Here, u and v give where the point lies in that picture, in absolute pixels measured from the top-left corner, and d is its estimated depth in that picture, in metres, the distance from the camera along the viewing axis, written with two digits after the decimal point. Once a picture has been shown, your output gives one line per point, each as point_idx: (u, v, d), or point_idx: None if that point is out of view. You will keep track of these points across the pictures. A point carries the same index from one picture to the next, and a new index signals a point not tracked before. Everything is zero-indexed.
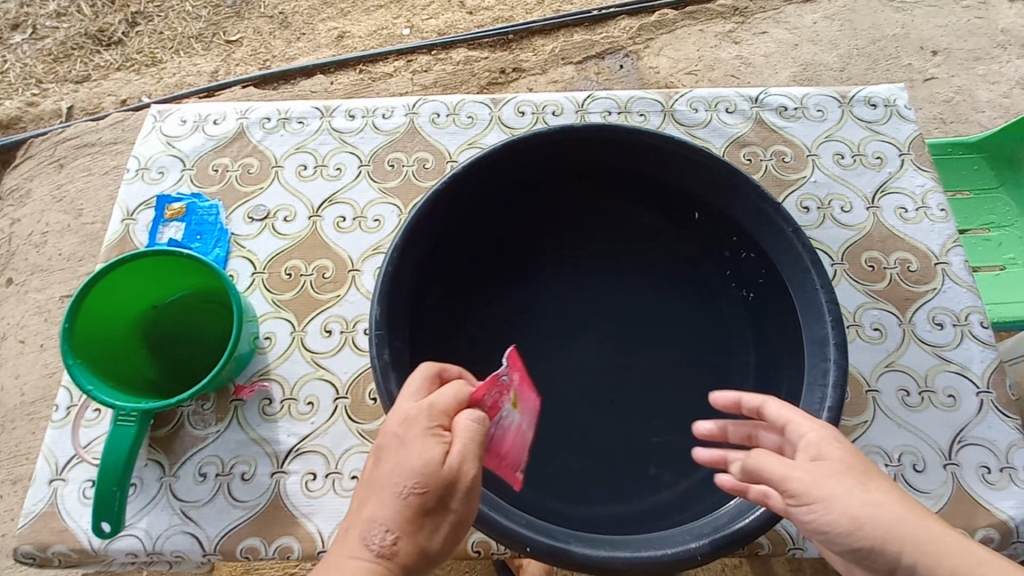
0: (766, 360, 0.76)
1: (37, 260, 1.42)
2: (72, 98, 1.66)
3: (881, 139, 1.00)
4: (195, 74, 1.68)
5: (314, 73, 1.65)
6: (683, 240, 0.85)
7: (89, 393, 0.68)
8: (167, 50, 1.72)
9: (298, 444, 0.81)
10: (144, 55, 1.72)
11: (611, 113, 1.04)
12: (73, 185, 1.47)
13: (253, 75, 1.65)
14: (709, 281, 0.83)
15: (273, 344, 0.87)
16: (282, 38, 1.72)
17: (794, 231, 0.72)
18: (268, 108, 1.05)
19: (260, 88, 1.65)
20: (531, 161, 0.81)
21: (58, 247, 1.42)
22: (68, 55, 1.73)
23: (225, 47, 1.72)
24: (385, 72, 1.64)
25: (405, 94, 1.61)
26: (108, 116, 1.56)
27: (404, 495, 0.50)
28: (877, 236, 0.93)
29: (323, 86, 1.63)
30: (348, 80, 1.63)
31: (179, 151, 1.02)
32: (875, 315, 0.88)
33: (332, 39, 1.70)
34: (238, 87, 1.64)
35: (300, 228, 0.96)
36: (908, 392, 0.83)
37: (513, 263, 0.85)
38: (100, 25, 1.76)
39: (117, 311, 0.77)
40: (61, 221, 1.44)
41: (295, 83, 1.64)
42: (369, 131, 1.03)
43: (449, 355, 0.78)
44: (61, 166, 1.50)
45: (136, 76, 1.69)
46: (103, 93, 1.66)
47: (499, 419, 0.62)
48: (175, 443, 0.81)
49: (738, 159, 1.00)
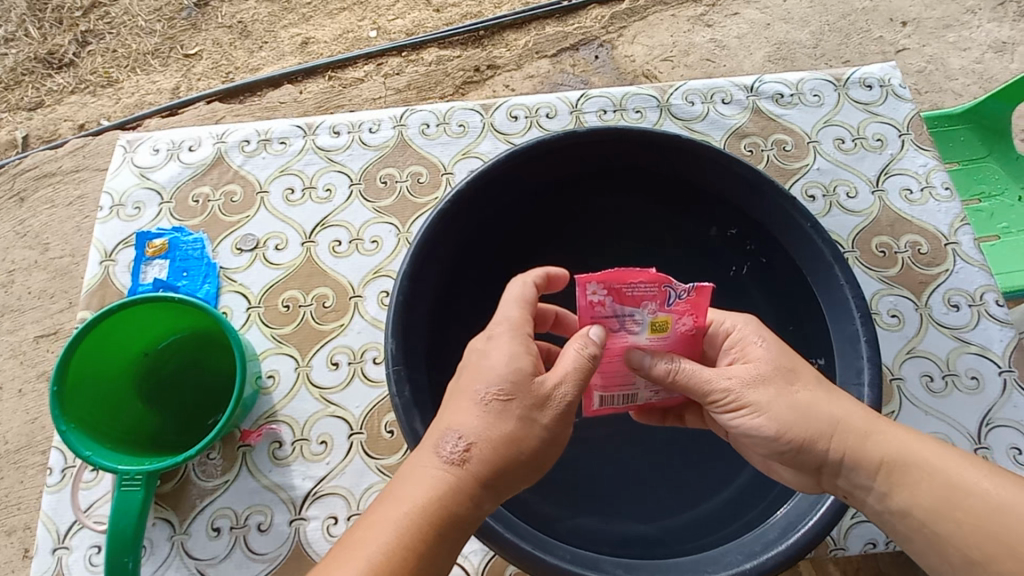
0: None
1: (5, 301, 1.31)
2: (27, 127, 1.57)
3: (880, 121, 0.99)
4: (155, 93, 1.59)
5: (282, 83, 1.56)
6: (697, 242, 0.83)
7: (88, 459, 0.63)
8: (123, 69, 1.63)
9: (315, 487, 0.77)
10: (98, 75, 1.63)
11: (607, 111, 1.01)
12: (36, 219, 1.37)
13: (218, 88, 1.56)
14: (730, 284, 0.81)
15: (277, 383, 0.83)
16: (243, 48, 1.63)
17: (814, 226, 0.71)
18: (246, 129, 0.99)
19: (226, 102, 1.55)
20: (533, 172, 0.78)
21: (27, 284, 1.32)
22: (19, 82, 1.62)
23: (184, 62, 1.63)
24: (356, 77, 1.55)
25: (379, 100, 1.53)
26: (67, 142, 1.46)
27: (486, 402, 0.53)
28: (885, 221, 0.93)
29: (292, 96, 1.54)
30: (317, 88, 1.55)
31: (155, 183, 0.95)
32: (891, 301, 0.87)
33: (296, 46, 1.62)
34: (204, 102, 1.55)
35: (294, 256, 0.91)
36: (932, 377, 0.83)
37: (524, 280, 0.82)
38: (50, 48, 1.66)
39: (110, 364, 0.71)
40: (26, 258, 1.34)
41: (262, 95, 1.55)
42: (357, 147, 0.98)
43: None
44: (21, 200, 1.39)
45: (92, 99, 1.60)
46: (60, 119, 1.57)
47: (623, 316, 0.58)
48: (183, 499, 0.76)
49: (740, 151, 0.98)
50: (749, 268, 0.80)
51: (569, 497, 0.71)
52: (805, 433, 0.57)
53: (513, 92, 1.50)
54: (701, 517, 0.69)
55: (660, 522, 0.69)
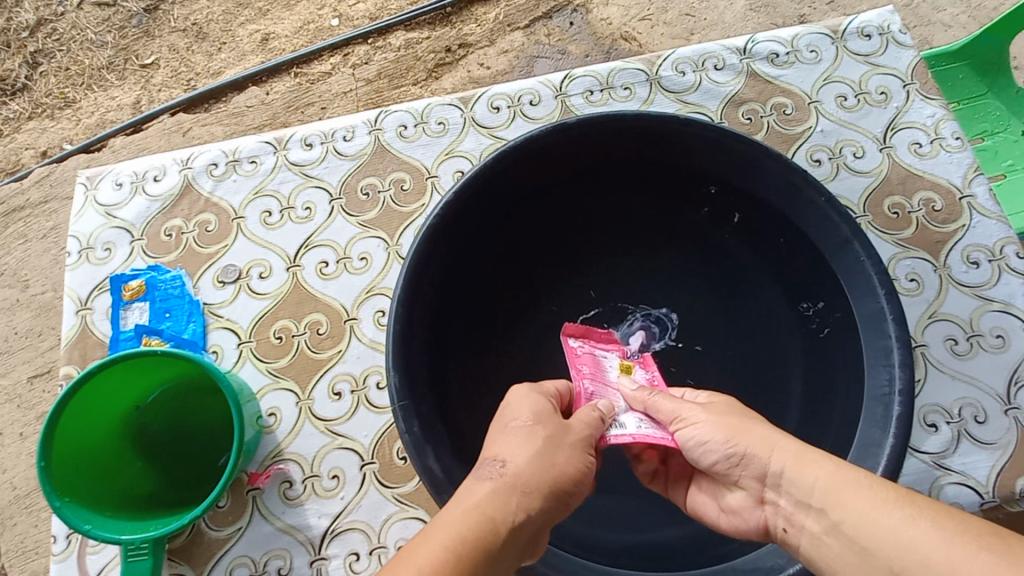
0: (814, 353, 0.72)
1: None
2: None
3: (883, 72, 0.94)
4: (115, 110, 1.50)
5: (246, 86, 1.47)
6: (699, 231, 0.79)
7: (89, 533, 0.60)
8: (79, 88, 1.53)
9: (332, 524, 0.75)
10: (54, 97, 1.53)
11: (594, 91, 0.95)
12: (12, 256, 1.30)
13: (181, 98, 1.46)
14: (738, 275, 0.77)
15: (279, 421, 0.79)
16: (201, 52, 1.52)
17: (828, 200, 0.67)
18: (212, 151, 0.92)
19: (189, 113, 1.46)
20: (522, 174, 0.74)
21: (12, 325, 1.25)
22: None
23: (141, 73, 1.52)
24: (323, 70, 1.44)
25: (349, 93, 1.42)
26: (31, 173, 1.38)
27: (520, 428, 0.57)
28: (895, 179, 0.88)
29: (259, 98, 1.43)
30: (284, 88, 1.45)
31: (123, 221, 0.89)
32: (909, 265, 0.84)
33: (257, 43, 1.49)
34: (168, 115, 1.45)
35: (280, 283, 0.86)
36: (956, 340, 0.80)
37: (516, 300, 0.79)
38: (2, 74, 1.56)
39: (99, 424, 0.68)
40: (9, 297, 1.27)
41: (228, 100, 1.45)
42: (332, 158, 0.92)
43: (476, 416, 0.71)
44: None
45: (51, 123, 1.51)
46: (22, 148, 1.50)
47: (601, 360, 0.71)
48: (197, 551, 0.74)
49: (737, 120, 0.93)
50: (756, 252, 0.77)
51: (598, 508, 0.70)
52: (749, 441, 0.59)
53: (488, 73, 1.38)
54: None
55: (690, 526, 0.69)
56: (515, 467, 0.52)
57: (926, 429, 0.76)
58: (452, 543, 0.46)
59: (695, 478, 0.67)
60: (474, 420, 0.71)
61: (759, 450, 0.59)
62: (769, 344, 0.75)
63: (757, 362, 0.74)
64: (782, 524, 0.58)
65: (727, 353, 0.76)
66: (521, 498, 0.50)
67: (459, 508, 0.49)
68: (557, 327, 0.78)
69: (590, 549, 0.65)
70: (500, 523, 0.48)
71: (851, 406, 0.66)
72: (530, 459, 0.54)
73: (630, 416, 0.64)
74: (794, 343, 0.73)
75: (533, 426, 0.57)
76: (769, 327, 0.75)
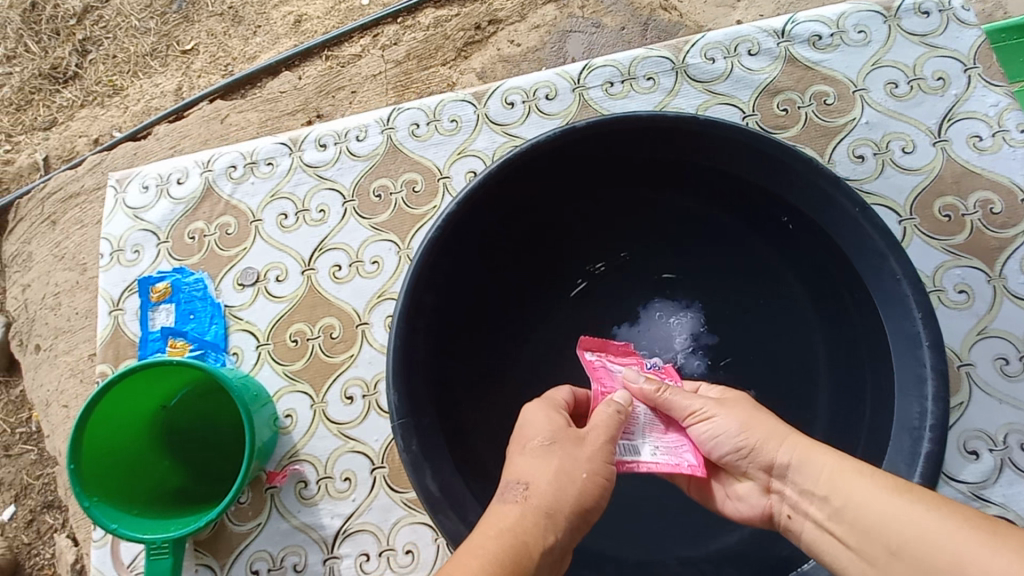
0: (840, 360, 0.70)
1: (56, 323, 1.18)
2: (46, 148, 1.36)
3: (941, 55, 0.84)
4: (159, 96, 1.35)
5: (280, 71, 1.30)
6: (711, 228, 0.78)
7: (115, 531, 0.64)
8: (127, 74, 1.39)
9: (344, 525, 0.77)
10: (104, 85, 1.39)
11: (614, 82, 0.89)
12: (72, 240, 1.23)
13: (219, 84, 1.31)
14: (754, 268, 0.78)
15: (295, 423, 0.82)
16: (238, 36, 1.37)
17: (862, 211, 0.61)
18: (231, 153, 0.94)
19: (227, 101, 1.30)
20: (532, 177, 0.70)
21: (73, 305, 1.18)
22: (29, 99, 1.39)
23: (183, 59, 1.37)
24: (353, 53, 1.28)
25: (378, 76, 1.25)
26: (85, 158, 1.31)
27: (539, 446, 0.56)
28: (949, 177, 0.79)
29: (292, 83, 1.27)
30: (315, 72, 1.28)
31: (150, 223, 0.93)
32: (958, 274, 0.76)
33: (290, 25, 1.34)
34: (207, 102, 1.30)
35: (295, 287, 0.87)
36: (1007, 360, 0.73)
37: (532, 296, 0.81)
38: (54, 61, 1.41)
39: (127, 426, 0.72)
40: (69, 279, 1.20)
41: (262, 86, 1.29)
42: (345, 159, 0.91)
43: (490, 412, 0.74)
44: (54, 223, 1.26)
45: (102, 111, 1.37)
46: (76, 134, 1.36)
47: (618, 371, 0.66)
48: (220, 544, 0.78)
49: (772, 111, 0.85)
50: (772, 246, 0.75)
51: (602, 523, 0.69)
52: (761, 432, 0.59)
53: (521, 53, 1.20)
54: (737, 541, 0.67)
55: (696, 547, 0.67)
56: (540, 493, 0.52)
57: (965, 457, 0.70)
58: (492, 563, 0.46)
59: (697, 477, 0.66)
60: (489, 416, 0.74)
61: (768, 442, 0.58)
62: (790, 347, 0.74)
63: (775, 361, 0.75)
64: (787, 510, 0.58)
65: (744, 352, 0.77)
66: (547, 520, 0.51)
67: (493, 531, 0.49)
68: (571, 329, 0.81)
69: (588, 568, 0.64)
70: (533, 548, 0.49)
71: (874, 438, 0.63)
72: (552, 476, 0.53)
73: (647, 443, 0.60)
74: (819, 345, 0.72)
75: (549, 444, 0.56)
76: (787, 328, 0.75)
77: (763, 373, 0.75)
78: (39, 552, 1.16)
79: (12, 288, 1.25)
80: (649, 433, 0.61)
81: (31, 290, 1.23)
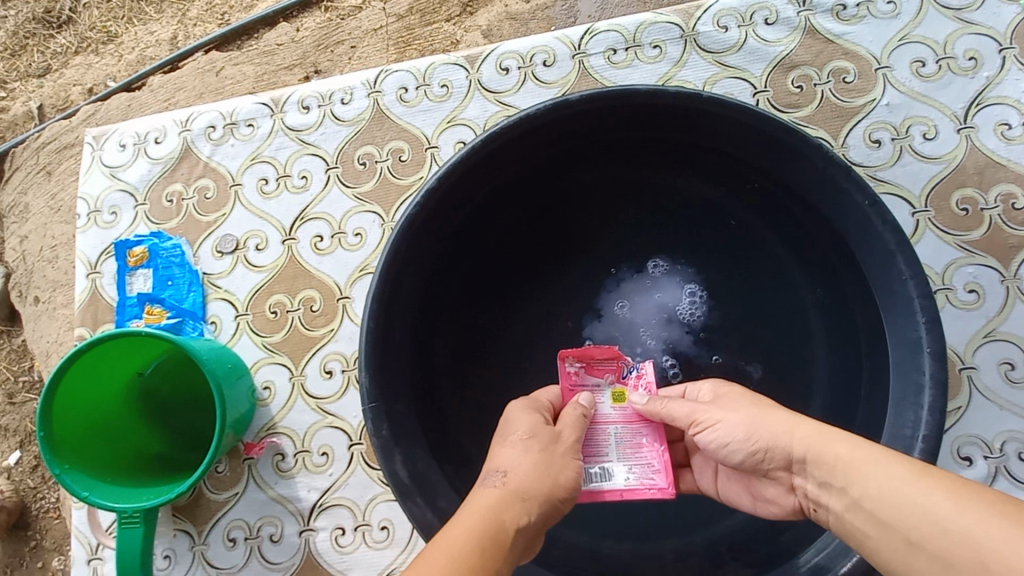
0: (838, 354, 0.67)
1: (54, 277, 1.13)
2: (40, 96, 1.27)
3: (974, 32, 0.77)
4: (154, 45, 1.23)
5: (278, 22, 1.18)
6: (703, 203, 0.74)
7: (86, 499, 0.64)
8: (121, 21, 1.27)
9: (320, 498, 0.77)
10: (98, 31, 1.27)
11: (618, 50, 0.83)
12: (69, 192, 1.16)
13: (215, 33, 1.20)
14: (754, 249, 0.73)
15: (273, 395, 0.80)
16: None
17: (873, 203, 0.55)
18: (210, 112, 0.90)
19: (222, 52, 1.19)
20: (520, 150, 0.65)
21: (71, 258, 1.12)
22: (23, 45, 1.29)
23: (179, 4, 1.25)
24: (354, 4, 1.14)
25: (379, 31, 1.11)
26: (79, 107, 1.22)
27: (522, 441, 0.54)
28: (970, 168, 0.74)
29: (289, 36, 1.16)
30: (314, 25, 1.15)
31: (127, 184, 0.90)
32: (970, 273, 0.72)
33: None
34: (202, 53, 1.19)
35: (276, 256, 0.84)
36: (1013, 365, 0.69)
37: (518, 270, 0.76)
38: (47, 5, 1.30)
39: (101, 393, 0.70)
40: (67, 232, 1.14)
41: (259, 38, 1.18)
42: (329, 124, 0.87)
43: (467, 390, 0.72)
44: (49, 174, 1.18)
45: (95, 59, 1.26)
46: (70, 83, 1.26)
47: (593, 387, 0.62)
48: (198, 511, 0.78)
49: (786, 88, 0.79)
50: (772, 227, 0.71)
51: (582, 512, 0.67)
52: (746, 438, 0.55)
53: (539, 11, 1.07)
54: (718, 537, 0.65)
55: (678, 541, 0.66)
56: (516, 478, 0.50)
57: (959, 463, 0.68)
58: (487, 524, 0.45)
59: (721, 469, 0.63)
60: (467, 393, 0.72)
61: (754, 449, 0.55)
62: (785, 333, 0.71)
63: (769, 347, 0.71)
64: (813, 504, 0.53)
65: (740, 336, 0.73)
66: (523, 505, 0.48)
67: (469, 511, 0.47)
68: (561, 307, 0.76)
69: (564, 558, 0.62)
70: (509, 525, 0.46)
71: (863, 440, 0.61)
72: (530, 468, 0.51)
73: (621, 464, 0.59)
74: (814, 333, 0.69)
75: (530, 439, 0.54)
76: (784, 315, 0.71)
77: (758, 361, 0.71)
78: (45, 496, 1.14)
79: (9, 240, 1.19)
80: (622, 453, 0.60)
81: (27, 241, 1.17)
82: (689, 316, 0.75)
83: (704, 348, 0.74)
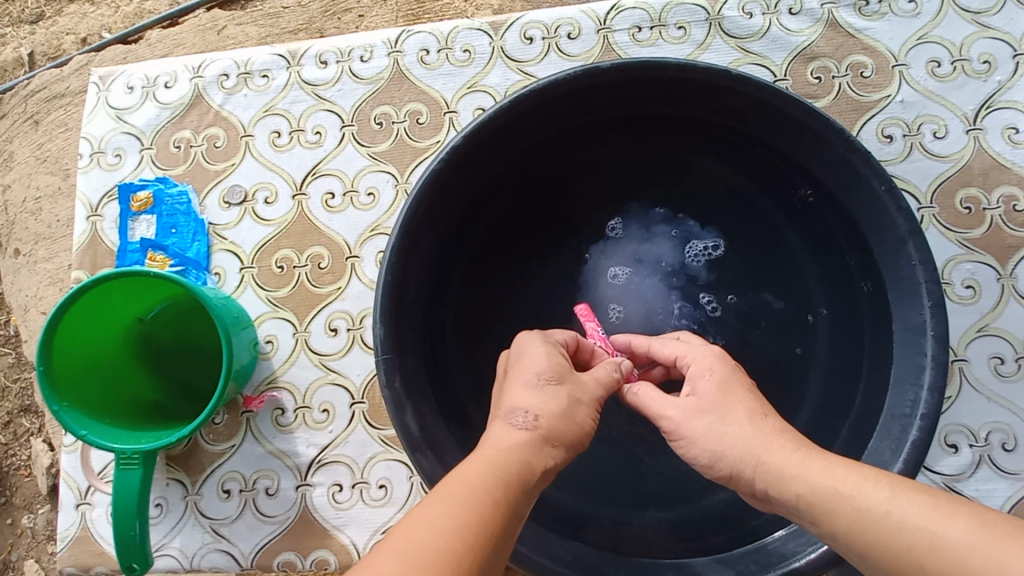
0: (841, 336, 0.69)
1: (38, 228, 1.09)
2: (32, 43, 1.22)
3: (989, 36, 0.79)
4: None
5: None
6: (719, 183, 0.76)
7: (84, 438, 0.63)
8: None
9: (319, 454, 0.77)
10: None
11: (642, 28, 0.83)
12: (57, 143, 1.11)
13: None
14: (765, 231, 0.74)
15: (276, 348, 0.80)
16: None
17: (889, 190, 0.56)
18: (224, 60, 0.88)
19: (227, 10, 1.15)
20: (543, 114, 0.64)
21: (56, 212, 1.08)
22: None
23: None
24: None
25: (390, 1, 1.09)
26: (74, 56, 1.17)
27: (540, 383, 0.51)
28: (977, 168, 0.76)
29: None
30: None
31: (133, 127, 0.88)
32: (969, 269, 0.74)
33: None
34: (204, 10, 1.15)
35: (285, 210, 0.83)
36: (1002, 360, 0.72)
37: (530, 237, 0.76)
38: None
39: (98, 335, 0.69)
40: (52, 184, 1.10)
41: None
42: (347, 81, 0.86)
43: (474, 353, 0.72)
44: (37, 122, 1.14)
45: (92, 8, 1.21)
46: (64, 31, 1.21)
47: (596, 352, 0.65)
48: (193, 462, 0.78)
49: (805, 78, 0.80)
50: (785, 209, 0.73)
51: (585, 482, 0.68)
52: None
53: None
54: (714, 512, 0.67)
55: (676, 511, 0.67)
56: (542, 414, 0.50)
57: (946, 449, 0.71)
58: (497, 469, 0.44)
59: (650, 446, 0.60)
60: (474, 357, 0.72)
61: None
62: (790, 315, 0.73)
63: (772, 333, 0.73)
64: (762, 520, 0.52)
65: (744, 317, 0.74)
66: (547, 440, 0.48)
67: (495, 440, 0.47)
68: (571, 278, 0.77)
69: (562, 521, 0.63)
70: (535, 467, 0.46)
71: (861, 423, 0.62)
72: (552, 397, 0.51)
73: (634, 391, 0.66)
74: (820, 314, 0.71)
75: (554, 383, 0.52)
76: (790, 296, 0.73)
77: (764, 343, 0.73)
78: (16, 453, 1.09)
79: None
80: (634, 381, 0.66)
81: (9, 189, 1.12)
82: (695, 264, 0.76)
83: (712, 304, 0.75)
